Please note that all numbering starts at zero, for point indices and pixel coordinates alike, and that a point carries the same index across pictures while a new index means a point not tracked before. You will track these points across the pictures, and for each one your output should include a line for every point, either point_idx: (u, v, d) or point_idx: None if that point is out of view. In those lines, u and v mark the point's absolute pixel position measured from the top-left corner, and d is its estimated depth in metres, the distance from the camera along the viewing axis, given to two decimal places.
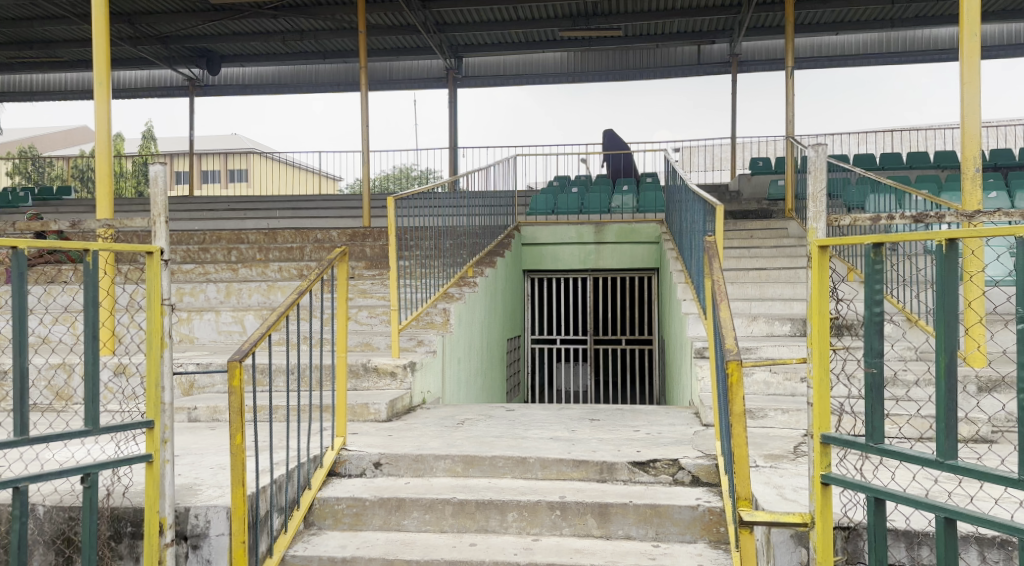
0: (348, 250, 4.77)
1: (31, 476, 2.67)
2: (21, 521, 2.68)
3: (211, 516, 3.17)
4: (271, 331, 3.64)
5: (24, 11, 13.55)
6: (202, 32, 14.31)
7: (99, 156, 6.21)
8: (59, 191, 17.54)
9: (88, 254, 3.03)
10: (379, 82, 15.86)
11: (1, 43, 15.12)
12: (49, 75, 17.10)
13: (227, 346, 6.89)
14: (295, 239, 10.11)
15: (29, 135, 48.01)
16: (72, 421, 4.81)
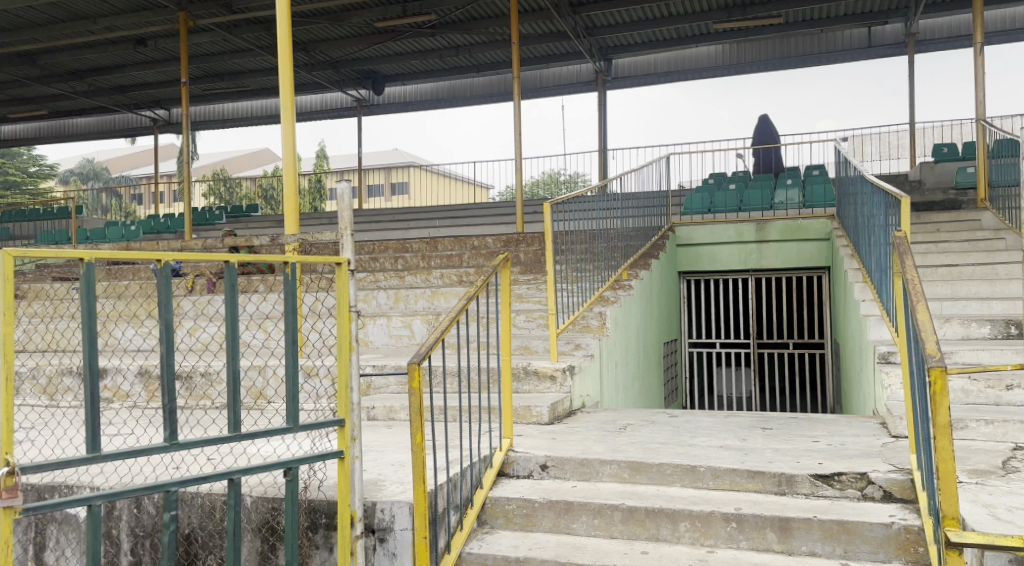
0: (510, 255, 4.85)
1: (243, 469, 2.95)
2: (236, 509, 2.96)
3: (396, 511, 3.34)
4: (445, 335, 3.79)
5: (216, 47, 15.04)
6: (368, 54, 15.23)
7: (286, 173, 6.76)
8: (247, 209, 19.26)
9: (287, 266, 3.31)
10: (530, 90, 16.10)
11: (198, 77, 16.87)
12: (238, 104, 18.79)
13: (398, 349, 7.27)
14: (454, 246, 10.48)
15: (220, 158, 53.21)
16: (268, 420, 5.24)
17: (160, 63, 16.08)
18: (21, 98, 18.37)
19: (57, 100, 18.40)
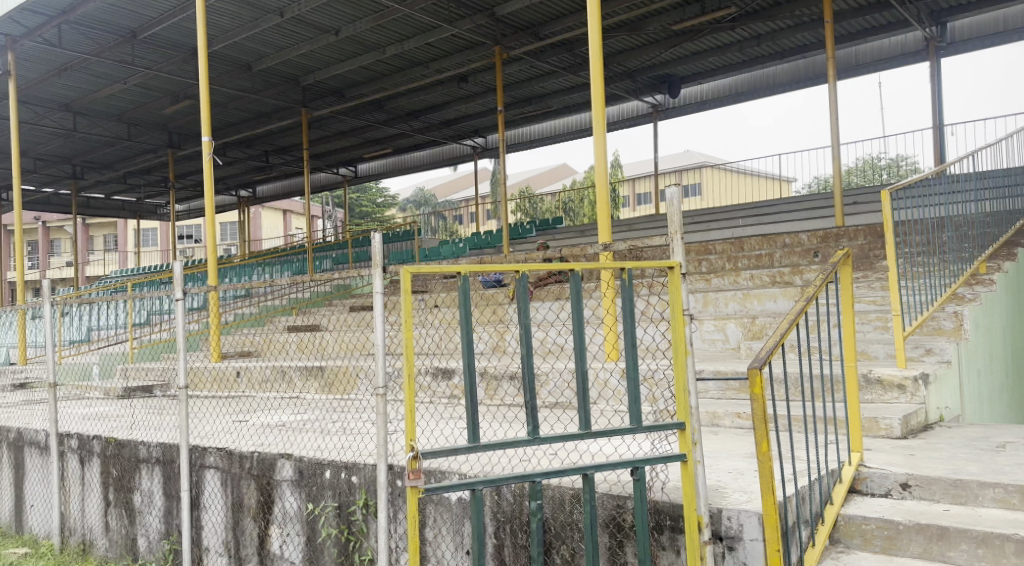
0: (851, 252, 4.44)
1: (596, 466, 3.14)
2: (591, 505, 3.17)
3: (743, 519, 3.26)
4: (784, 339, 3.60)
5: (527, 73, 16.19)
6: (667, 59, 15.24)
7: (599, 184, 7.31)
8: (553, 221, 20.39)
9: (623, 272, 3.40)
10: (844, 70, 14.76)
11: (512, 103, 18.30)
12: (543, 124, 19.81)
13: (715, 354, 7.09)
14: (763, 246, 9.99)
15: (525, 176, 57.18)
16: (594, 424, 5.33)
17: (479, 95, 17.74)
18: (372, 140, 21.47)
19: (399, 139, 21.18)
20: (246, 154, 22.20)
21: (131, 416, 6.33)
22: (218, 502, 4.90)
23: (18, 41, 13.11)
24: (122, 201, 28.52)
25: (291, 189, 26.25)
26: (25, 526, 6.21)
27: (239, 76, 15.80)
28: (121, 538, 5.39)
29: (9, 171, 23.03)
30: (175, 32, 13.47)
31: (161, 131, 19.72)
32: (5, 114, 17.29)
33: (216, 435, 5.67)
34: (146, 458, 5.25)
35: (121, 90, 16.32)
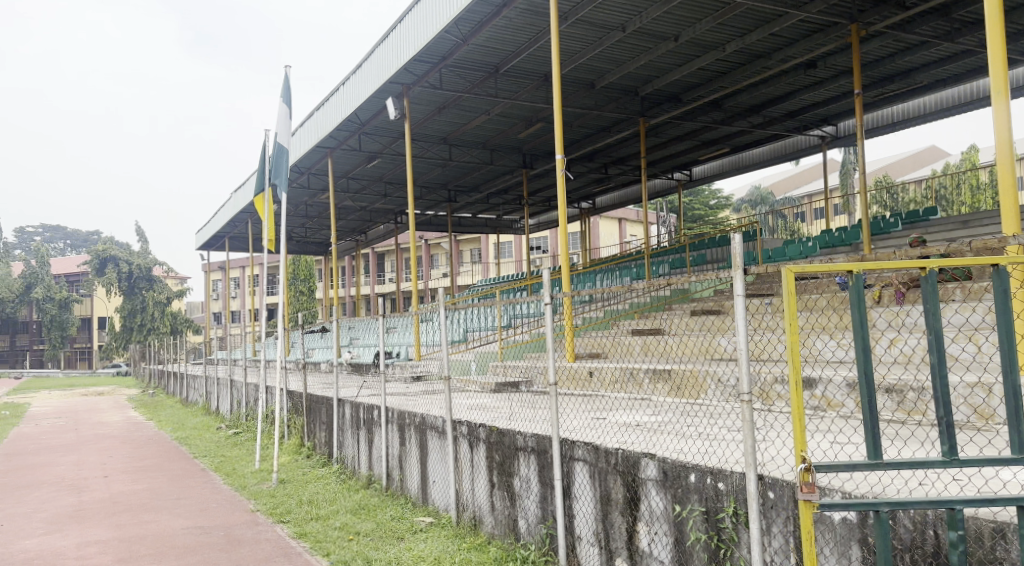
0: None
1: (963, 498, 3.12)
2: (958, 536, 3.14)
3: None
4: None
5: (891, 48, 14.52)
6: None
7: (1001, 166, 6.23)
8: (925, 212, 17.67)
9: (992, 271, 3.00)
10: None
11: (871, 85, 16.55)
12: (907, 103, 17.54)
13: None
14: None
15: (881, 165, 51.51)
16: (994, 446, 4.47)
17: (831, 81, 16.33)
18: (712, 141, 21.02)
19: (743, 137, 20.44)
20: (589, 167, 23.32)
21: (508, 408, 6.95)
22: (587, 495, 5.09)
23: (409, 90, 15.45)
24: (486, 219, 31.96)
25: (631, 198, 26.92)
26: (429, 498, 7.19)
27: (585, 94, 16.70)
28: (505, 517, 5.93)
29: (403, 199, 27.26)
30: (529, 61, 14.70)
31: (518, 153, 21.69)
32: (399, 151, 20.52)
33: (582, 430, 5.94)
34: (523, 447, 5.71)
35: (486, 120, 18.31)
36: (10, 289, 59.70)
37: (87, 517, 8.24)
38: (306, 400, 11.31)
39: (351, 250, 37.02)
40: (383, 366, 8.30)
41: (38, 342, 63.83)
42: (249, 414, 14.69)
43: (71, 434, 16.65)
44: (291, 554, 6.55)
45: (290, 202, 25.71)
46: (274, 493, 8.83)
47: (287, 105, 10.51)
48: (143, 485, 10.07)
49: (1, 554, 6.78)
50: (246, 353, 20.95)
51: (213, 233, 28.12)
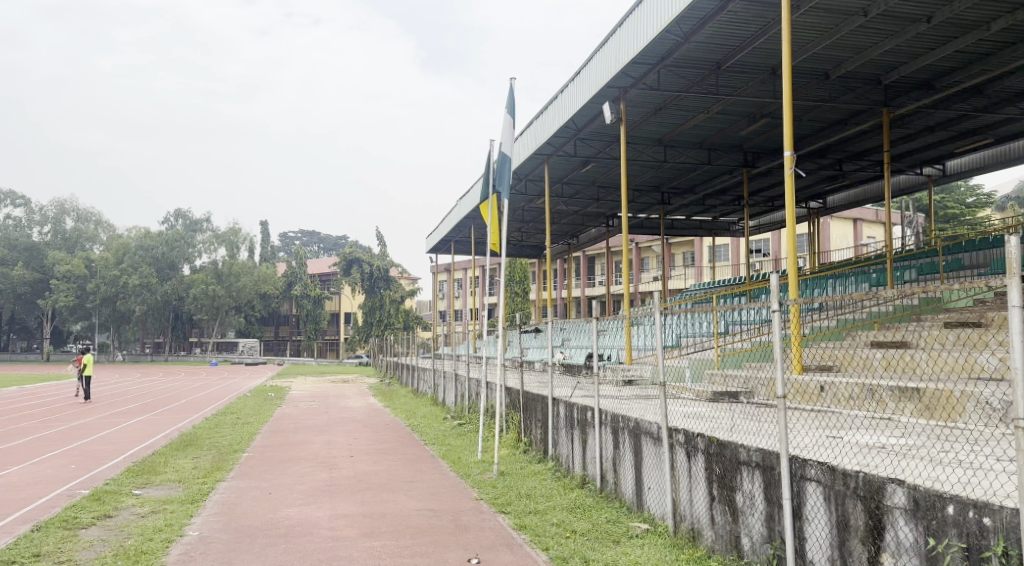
0: None
1: None
2: None
3: None
4: None
5: None
6: None
7: None
8: None
9: None
10: None
11: None
12: None
13: None
14: None
15: None
16: None
17: None
18: (969, 131, 18.66)
19: (1008, 124, 17.92)
20: (819, 163, 21.76)
21: (729, 418, 6.62)
22: (821, 519, 4.67)
23: (627, 93, 15.39)
24: (702, 221, 31.01)
25: (866, 195, 24.68)
26: (645, 505, 7.07)
27: (817, 85, 15.59)
28: (725, 533, 5.65)
29: (617, 202, 27.26)
30: (756, 55, 14.02)
31: (739, 152, 20.79)
32: (615, 155, 20.53)
33: (814, 448, 5.50)
34: (747, 461, 5.41)
35: (705, 119, 17.75)
36: (273, 286, 68.15)
37: (335, 491, 9.14)
38: (523, 397, 11.67)
39: (565, 253, 37.68)
40: (597, 367, 8.31)
41: (294, 334, 72.22)
42: (471, 407, 15.49)
43: (320, 417, 18.60)
44: (513, 545, 6.76)
45: (509, 207, 26.72)
46: (495, 484, 9.21)
47: (510, 114, 10.91)
48: (380, 467, 10.98)
49: (268, 519, 7.72)
50: (469, 350, 22.09)
51: (440, 237, 30.03)
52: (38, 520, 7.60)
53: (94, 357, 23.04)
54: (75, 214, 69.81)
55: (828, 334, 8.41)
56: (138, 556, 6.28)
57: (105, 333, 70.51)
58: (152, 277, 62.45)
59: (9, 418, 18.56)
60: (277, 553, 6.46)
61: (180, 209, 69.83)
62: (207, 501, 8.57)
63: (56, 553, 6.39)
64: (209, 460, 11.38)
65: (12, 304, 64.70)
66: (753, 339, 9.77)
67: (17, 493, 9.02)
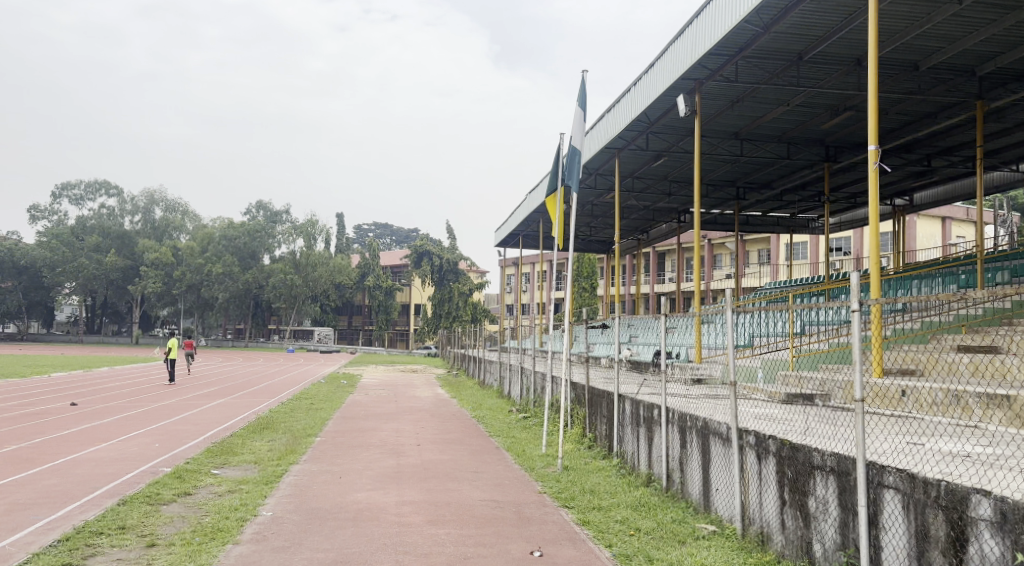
0: None
1: None
2: None
3: None
4: None
5: None
6: None
7: None
8: None
9: None
10: None
11: None
12: None
13: None
14: None
15: None
16: None
17: None
18: None
19: None
20: (906, 159, 20.84)
21: (803, 420, 6.40)
22: (898, 528, 4.47)
23: (702, 85, 15.08)
24: (779, 217, 30.15)
25: (956, 193, 23.51)
26: (713, 506, 6.92)
27: (906, 77, 14.92)
28: (797, 538, 5.48)
29: (689, 198, 26.77)
30: (839, 46, 13.51)
31: (820, 147, 20.10)
32: (689, 149, 20.16)
33: (893, 455, 5.26)
34: (821, 465, 5.22)
35: (784, 112, 17.23)
36: (348, 276, 69.81)
37: (402, 478, 9.30)
38: (589, 392, 11.59)
39: (635, 249, 37.25)
40: (665, 365, 8.17)
41: (367, 323, 73.83)
42: (536, 401, 15.50)
43: (389, 405, 18.95)
44: (576, 540, 6.73)
45: (580, 202, 26.58)
46: (559, 478, 9.18)
47: (581, 107, 10.83)
48: (446, 456, 11.11)
49: (338, 502, 7.92)
50: (535, 344, 22.09)
51: (510, 231, 30.10)
52: (123, 494, 7.99)
53: (178, 341, 24.07)
54: (164, 204, 73.02)
55: (911, 337, 8.02)
56: (215, 533, 6.53)
57: (190, 318, 73.64)
58: (234, 266, 64.83)
59: (100, 397, 19.57)
60: (346, 536, 6.61)
61: (261, 200, 72.12)
62: (280, 482, 8.85)
63: (140, 526, 6.70)
64: (283, 443, 11.74)
65: (106, 289, 68.22)
66: (830, 341, 9.42)
67: (106, 468, 9.51)
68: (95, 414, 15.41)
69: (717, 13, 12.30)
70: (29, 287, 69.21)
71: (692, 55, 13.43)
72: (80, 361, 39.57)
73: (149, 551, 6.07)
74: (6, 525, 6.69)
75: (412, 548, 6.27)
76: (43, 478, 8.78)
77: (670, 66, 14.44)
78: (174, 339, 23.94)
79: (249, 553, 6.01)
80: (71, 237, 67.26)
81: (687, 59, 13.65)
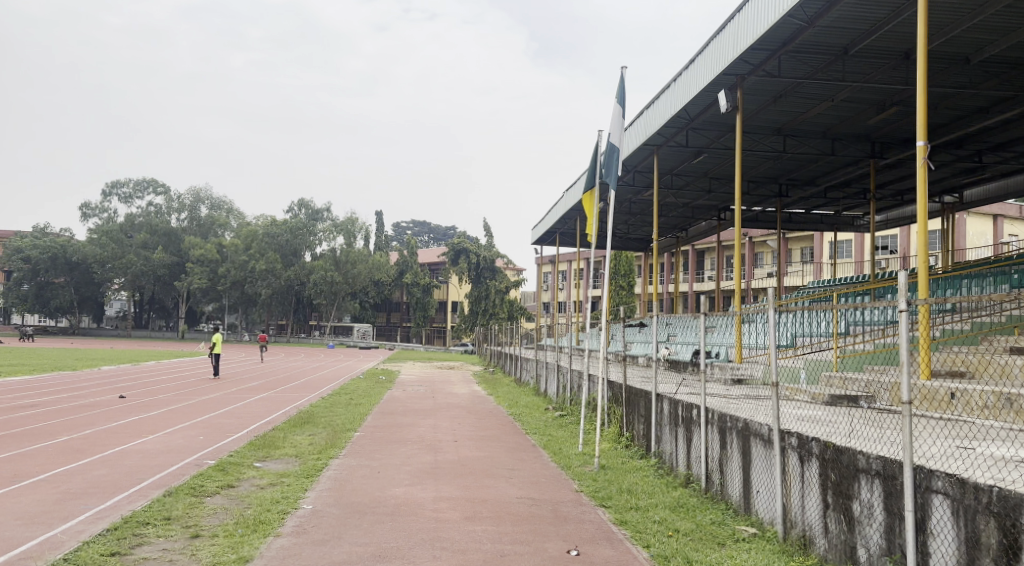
0: None
1: None
2: None
3: None
4: None
5: None
6: None
7: None
8: None
9: None
10: None
11: None
12: None
13: None
14: None
15: None
16: None
17: None
18: None
19: None
20: (956, 155, 20.28)
21: (848, 423, 6.25)
22: (947, 535, 4.34)
23: (744, 80, 14.84)
24: (822, 215, 29.62)
25: (1009, 190, 22.78)
26: (753, 508, 6.82)
27: (957, 71, 14.50)
28: (840, 543, 5.36)
29: (730, 195, 26.40)
30: (888, 39, 13.17)
31: (865, 143, 19.65)
32: (730, 145, 19.88)
33: (942, 459, 5.11)
34: (866, 469, 5.10)
35: (829, 107, 16.87)
36: (387, 274, 70.46)
37: (440, 474, 9.35)
38: (626, 392, 11.51)
39: (674, 247, 36.90)
40: (704, 365, 8.06)
41: (404, 320, 74.51)
42: (572, 399, 15.46)
43: (426, 401, 19.06)
44: (613, 540, 6.69)
45: (618, 199, 26.41)
46: (595, 477, 9.14)
47: (619, 104, 10.75)
48: (483, 453, 11.14)
49: (377, 497, 7.99)
50: (572, 342, 22.03)
51: (547, 229, 30.03)
52: (169, 486, 8.16)
53: (223, 336, 24.52)
54: (209, 202, 74.52)
55: (960, 338, 7.77)
56: (257, 525, 6.64)
57: (233, 313, 75.10)
58: (276, 263, 65.87)
59: (146, 390, 20.03)
60: (384, 530, 6.66)
61: (302, 198, 73.20)
62: (320, 476, 8.97)
63: (185, 517, 6.85)
64: (323, 437, 11.90)
65: (153, 285, 69.86)
66: (876, 341, 9.17)
67: (153, 460, 9.73)
68: (142, 407, 15.80)
69: (761, 8, 12.10)
70: (80, 282, 71.20)
71: (734, 51, 13.22)
72: (129, 354, 40.75)
73: (193, 542, 6.20)
74: (58, 515, 6.89)
75: (448, 544, 6.30)
76: (93, 469, 9.02)
77: (712, 61, 14.23)
78: (219, 335, 24.38)
79: (290, 546, 6.09)
80: (120, 234, 68.95)
81: (729, 54, 13.44)
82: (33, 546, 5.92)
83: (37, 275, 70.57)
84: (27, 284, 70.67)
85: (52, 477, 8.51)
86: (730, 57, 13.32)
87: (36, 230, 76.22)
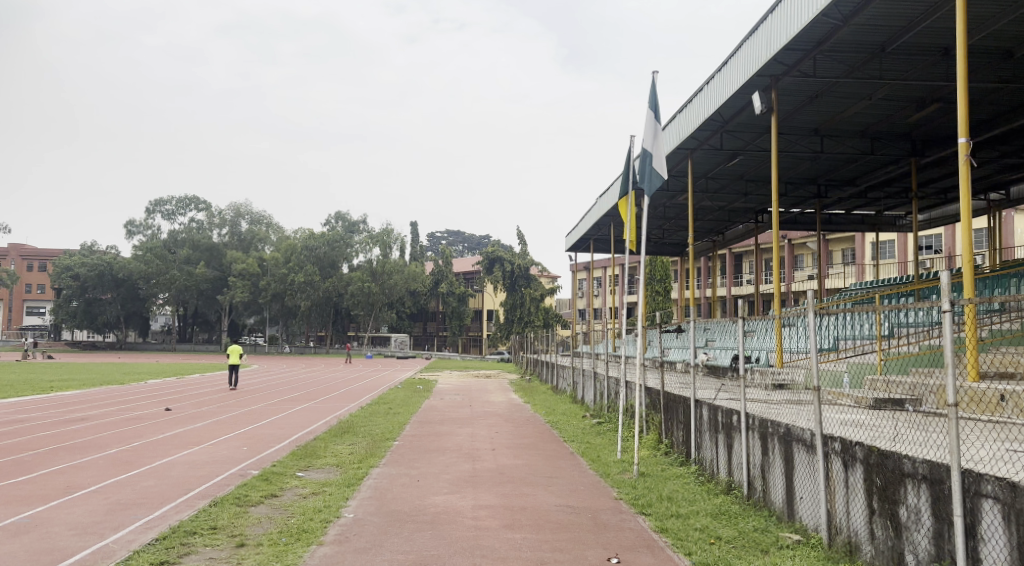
0: None
1: None
2: None
3: None
4: None
5: None
6: None
7: None
8: None
9: None
10: None
11: None
12: None
13: None
14: None
15: None
16: None
17: None
18: None
19: None
20: (999, 151, 19.81)
21: (893, 425, 6.03)
22: (999, 541, 4.22)
23: (778, 81, 14.70)
24: (864, 215, 29.20)
25: None
26: (797, 515, 6.71)
27: (1000, 65, 14.17)
28: (888, 549, 5.26)
29: (767, 197, 26.05)
30: (927, 34, 12.93)
31: (905, 141, 19.28)
32: (767, 146, 19.66)
33: (990, 462, 4.97)
34: (911, 473, 5.00)
35: (867, 106, 16.60)
36: (422, 283, 71.08)
37: (479, 482, 9.40)
38: (663, 398, 11.39)
39: (710, 251, 36.56)
40: (744, 370, 7.88)
41: (440, 329, 75.02)
42: (609, 406, 15.38)
43: (464, 410, 19.14)
44: (654, 547, 6.65)
45: (654, 204, 26.28)
46: (635, 484, 9.08)
47: (651, 109, 10.71)
48: (522, 461, 11.18)
49: (417, 505, 8.06)
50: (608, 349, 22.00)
51: (580, 236, 29.92)
52: (215, 496, 8.31)
53: (239, 349, 24.43)
54: (250, 216, 76.03)
55: (1009, 339, 7.49)
56: (300, 535, 6.73)
57: (274, 327, 76.19)
58: (314, 275, 66.71)
59: (191, 402, 20.46)
60: (424, 538, 6.72)
61: (339, 211, 74.43)
62: (363, 485, 9.06)
63: (230, 527, 6.98)
64: (364, 447, 12.01)
65: (197, 299, 71.30)
66: (922, 344, 8.93)
67: (198, 471, 9.91)
68: (187, 419, 16.13)
69: (793, 7, 11.95)
70: (126, 298, 72.90)
71: (768, 52, 13.06)
72: (172, 369, 41.23)
73: (238, 551, 6.30)
74: (109, 525, 7.07)
75: (488, 552, 6.33)
76: (141, 480, 9.22)
77: (745, 63, 14.12)
78: (238, 348, 24.34)
79: (332, 554, 6.17)
80: (164, 250, 70.34)
81: (762, 54, 13.34)
82: (85, 557, 6.05)
83: (85, 292, 72.40)
84: (77, 301, 72.50)
85: (103, 488, 8.73)
86: (764, 57, 13.19)
87: (85, 247, 78.39)
